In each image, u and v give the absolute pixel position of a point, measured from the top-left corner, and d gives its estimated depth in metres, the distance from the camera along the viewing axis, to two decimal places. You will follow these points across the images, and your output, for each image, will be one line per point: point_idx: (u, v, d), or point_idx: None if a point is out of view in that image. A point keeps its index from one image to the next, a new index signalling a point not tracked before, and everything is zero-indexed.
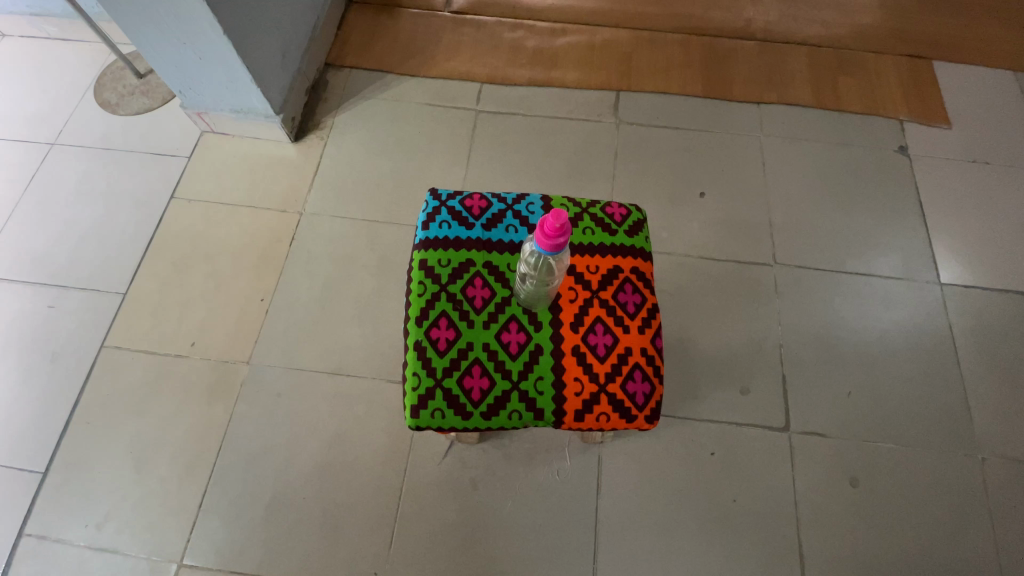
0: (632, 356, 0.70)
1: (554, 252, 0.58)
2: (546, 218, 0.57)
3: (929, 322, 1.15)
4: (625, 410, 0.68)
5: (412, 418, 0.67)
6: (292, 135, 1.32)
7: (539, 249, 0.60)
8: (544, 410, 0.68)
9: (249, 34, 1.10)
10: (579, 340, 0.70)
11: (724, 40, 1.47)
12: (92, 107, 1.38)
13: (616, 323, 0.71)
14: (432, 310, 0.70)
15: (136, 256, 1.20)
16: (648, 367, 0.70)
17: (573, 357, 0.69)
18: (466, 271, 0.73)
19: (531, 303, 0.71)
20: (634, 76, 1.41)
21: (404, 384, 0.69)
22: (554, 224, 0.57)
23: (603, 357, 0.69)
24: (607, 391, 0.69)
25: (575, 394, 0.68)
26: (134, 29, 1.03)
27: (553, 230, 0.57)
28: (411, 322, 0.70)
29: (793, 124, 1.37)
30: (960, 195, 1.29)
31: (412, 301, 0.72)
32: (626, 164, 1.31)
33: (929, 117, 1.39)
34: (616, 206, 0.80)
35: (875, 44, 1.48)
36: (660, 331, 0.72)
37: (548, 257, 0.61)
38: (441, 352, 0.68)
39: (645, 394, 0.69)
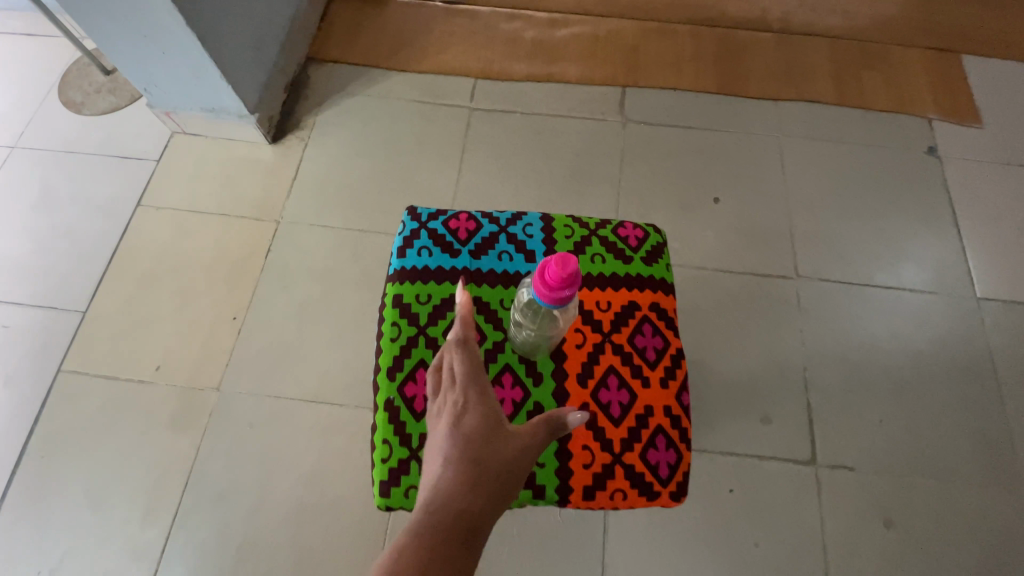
0: (654, 417, 0.63)
1: (557, 306, 0.50)
2: (547, 262, 0.49)
3: (967, 341, 1.05)
4: (647, 485, 0.61)
5: (382, 498, 0.60)
6: (269, 136, 1.21)
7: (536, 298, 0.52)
8: (546, 487, 0.60)
9: (218, 25, 0.99)
10: (589, 397, 0.63)
11: (738, 32, 1.36)
12: (56, 107, 1.27)
13: (633, 376, 0.64)
14: (408, 360, 0.63)
15: (99, 272, 1.10)
16: (672, 431, 0.63)
17: (582, 419, 0.62)
18: (449, 311, 0.65)
19: (529, 353, 0.63)
20: (641, 71, 1.31)
21: (373, 453, 0.62)
22: (560, 272, 0.48)
23: (618, 419, 0.62)
24: (623, 461, 0.61)
25: (584, 465, 0.61)
26: (82, 20, 0.92)
27: (559, 276, 0.49)
28: (383, 374, 0.63)
29: (813, 123, 1.26)
30: (994, 200, 1.19)
31: (385, 347, 0.64)
32: (633, 167, 1.20)
33: (959, 115, 1.28)
34: (632, 228, 0.72)
35: (899, 36, 1.37)
36: (686, 385, 0.65)
37: (553, 308, 0.53)
38: (418, 415, 0.61)
39: (669, 465, 0.62)
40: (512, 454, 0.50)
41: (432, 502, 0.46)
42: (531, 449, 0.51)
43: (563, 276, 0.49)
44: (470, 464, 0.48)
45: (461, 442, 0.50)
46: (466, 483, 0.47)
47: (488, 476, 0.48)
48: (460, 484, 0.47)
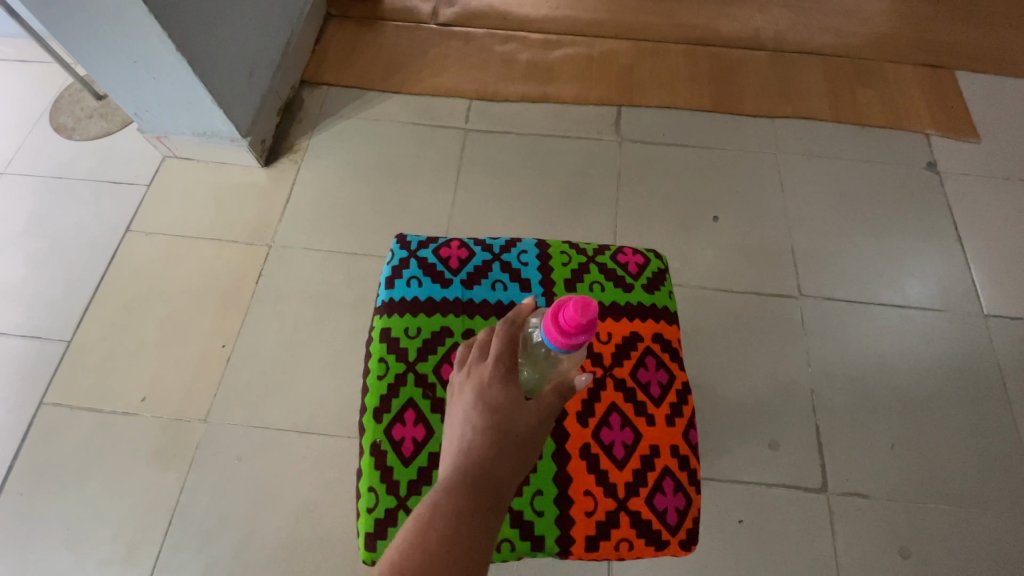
0: (660, 459, 0.60)
1: (562, 351, 0.47)
2: (566, 302, 0.46)
3: (977, 359, 1.02)
4: (654, 534, 0.58)
5: (367, 553, 0.56)
6: (261, 159, 1.20)
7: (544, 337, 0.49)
8: (545, 538, 0.57)
9: (209, 50, 0.99)
10: (590, 437, 0.60)
11: (732, 51, 1.37)
12: (46, 133, 1.26)
13: (637, 413, 0.62)
14: (397, 399, 0.61)
15: (85, 299, 1.07)
16: (680, 473, 0.60)
17: (584, 462, 0.59)
18: (440, 345, 0.63)
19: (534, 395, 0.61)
20: (636, 90, 1.30)
21: (359, 502, 0.58)
22: (579, 318, 0.45)
23: (622, 462, 0.60)
24: (628, 508, 0.58)
25: (586, 513, 0.58)
26: (72, 47, 0.91)
27: (578, 321, 0.45)
28: (369, 415, 0.61)
29: (811, 139, 1.25)
30: (997, 215, 1.18)
31: (372, 385, 0.62)
32: (631, 187, 1.19)
33: (957, 129, 1.28)
34: (631, 254, 0.71)
35: (893, 53, 1.38)
36: (693, 422, 0.62)
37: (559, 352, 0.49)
38: (407, 459, 0.59)
39: (678, 511, 0.59)
40: (539, 423, 0.51)
41: (460, 468, 0.47)
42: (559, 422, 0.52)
43: (582, 322, 0.45)
44: (497, 431, 0.49)
45: (489, 411, 0.50)
46: (490, 453, 0.48)
47: (514, 446, 0.49)
48: (486, 450, 0.48)
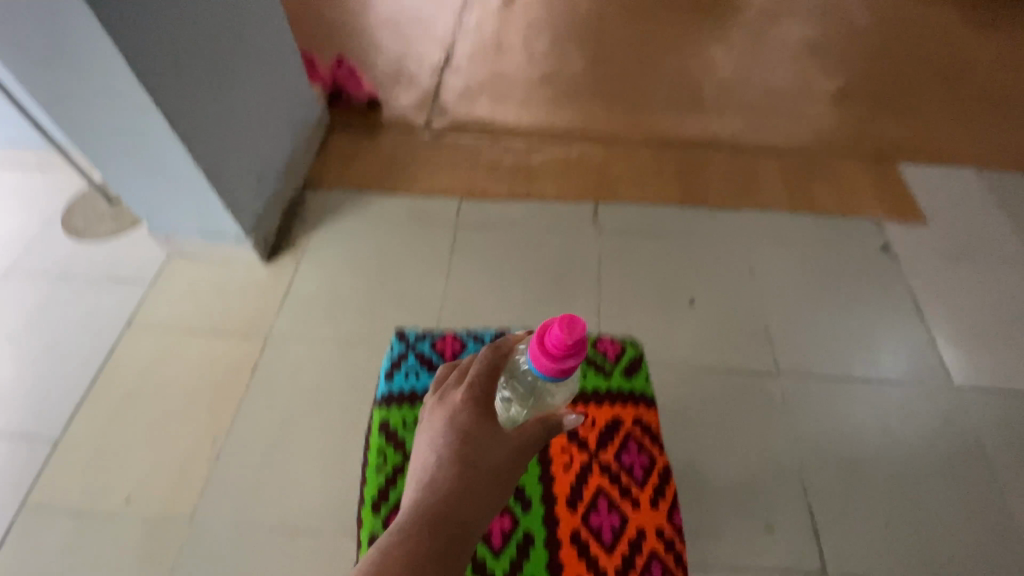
0: (647, 544, 0.61)
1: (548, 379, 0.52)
2: (549, 330, 0.51)
3: (956, 431, 1.06)
4: None
5: None
6: (263, 255, 1.26)
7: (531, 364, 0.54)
8: None
9: (222, 162, 1.09)
10: (578, 523, 0.63)
11: (694, 151, 1.53)
12: (57, 235, 1.33)
13: (622, 497, 0.64)
14: (394, 493, 0.63)
15: (78, 396, 1.07)
16: (667, 558, 0.61)
17: (573, 550, 0.61)
18: None
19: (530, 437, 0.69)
20: (612, 186, 1.43)
21: None
22: (564, 338, 0.50)
23: (610, 547, 0.61)
24: None
25: None
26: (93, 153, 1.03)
27: (563, 346, 0.50)
28: (367, 510, 0.62)
29: (775, 227, 1.37)
30: (953, 291, 1.27)
31: (370, 478, 0.64)
32: (612, 273, 1.27)
33: (904, 214, 1.41)
34: (610, 341, 0.76)
35: (838, 150, 1.55)
36: (676, 504, 0.64)
37: (550, 379, 0.53)
38: None
39: None
40: (505, 455, 0.56)
41: (428, 485, 0.54)
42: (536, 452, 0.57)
43: (566, 348, 0.50)
44: (465, 458, 0.56)
45: (459, 437, 0.57)
46: (455, 478, 0.55)
47: (479, 474, 0.55)
48: (452, 473, 0.55)
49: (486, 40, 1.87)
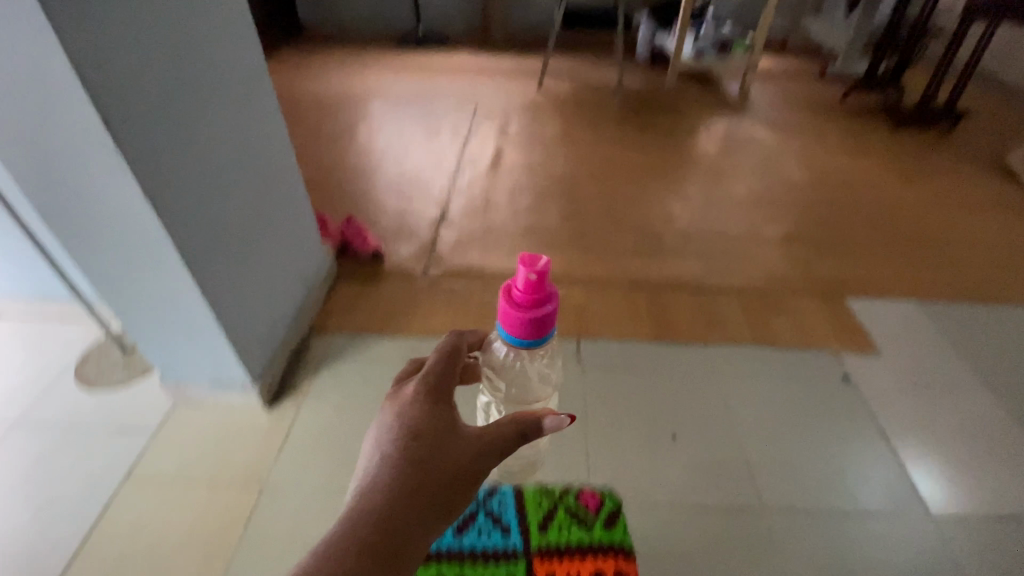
0: None
1: (517, 339, 0.71)
2: (514, 287, 0.70)
3: (938, 568, 1.09)
4: None
5: None
6: (266, 401, 1.33)
7: (501, 329, 0.73)
8: None
9: (237, 317, 1.22)
10: None
11: (662, 292, 1.71)
12: (68, 386, 1.39)
13: None
14: None
15: (67, 557, 1.08)
16: None
17: None
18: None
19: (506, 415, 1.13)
20: (591, 325, 1.57)
21: None
22: (526, 270, 0.69)
23: None
24: None
25: None
26: (126, 308, 1.17)
27: (526, 299, 0.70)
28: None
29: (742, 360, 1.49)
30: (913, 417, 1.36)
31: None
32: (597, 408, 1.35)
33: (857, 345, 1.55)
34: (590, 496, 1.15)
35: (790, 288, 1.75)
36: None
37: (528, 320, 0.70)
38: None
39: None
40: (452, 451, 0.71)
41: (383, 470, 0.69)
42: (476, 450, 0.71)
43: (526, 298, 0.70)
44: (415, 450, 0.70)
45: (410, 434, 0.71)
46: (406, 466, 0.69)
47: (428, 465, 0.70)
48: (404, 462, 0.69)
49: (476, 198, 2.16)
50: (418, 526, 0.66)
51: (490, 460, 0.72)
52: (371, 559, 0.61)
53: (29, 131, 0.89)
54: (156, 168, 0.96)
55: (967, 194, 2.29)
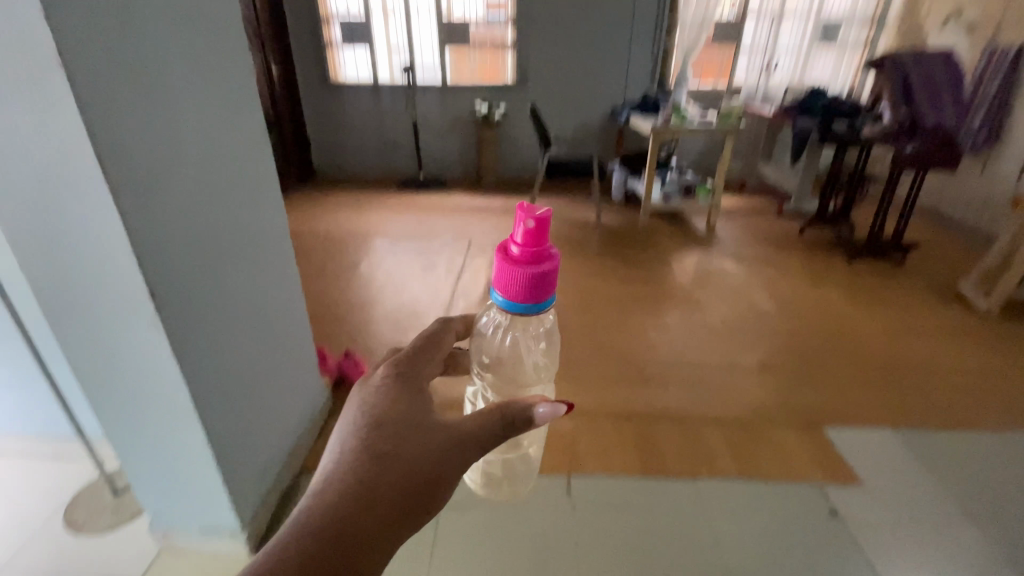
0: None
1: (517, 305, 0.61)
2: (514, 242, 0.60)
3: None
4: None
5: None
6: (252, 549, 1.31)
7: (495, 294, 0.63)
8: None
9: (235, 463, 1.25)
10: None
11: (649, 424, 1.77)
12: (55, 532, 1.37)
13: None
14: None
15: None
16: None
17: None
18: None
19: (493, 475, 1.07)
20: (580, 460, 1.61)
21: None
22: (526, 217, 0.60)
23: None
24: None
25: None
26: (130, 454, 1.21)
27: (525, 252, 0.60)
28: None
29: (730, 496, 1.51)
30: (905, 558, 1.36)
31: None
32: (588, 552, 1.34)
33: (840, 478, 1.58)
34: None
35: (770, 418, 1.82)
36: None
37: (528, 280, 0.60)
38: None
39: None
40: (421, 448, 0.70)
41: (346, 463, 0.68)
42: (446, 446, 0.70)
43: (529, 254, 0.60)
44: (380, 445, 0.69)
45: (377, 427, 0.71)
46: (368, 461, 0.68)
47: (392, 462, 0.69)
48: (367, 456, 0.68)
49: None
50: (382, 524, 0.66)
51: (465, 450, 0.69)
52: (327, 552, 0.62)
53: (84, 304, 0.98)
54: (187, 333, 1.05)
55: (926, 323, 2.47)
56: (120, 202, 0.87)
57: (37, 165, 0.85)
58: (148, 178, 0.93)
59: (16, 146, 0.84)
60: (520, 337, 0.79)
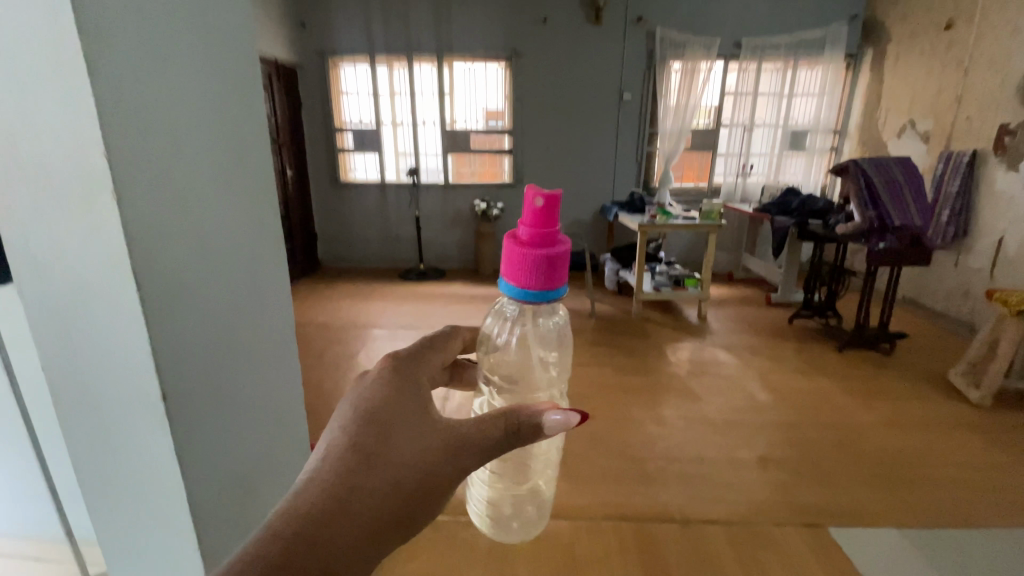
0: None
1: (528, 291, 0.61)
2: (520, 229, 0.62)
3: None
4: None
5: None
6: None
7: (505, 285, 0.63)
8: None
9: None
10: None
11: (648, 524, 1.73)
12: None
13: None
14: None
15: None
16: None
17: None
18: None
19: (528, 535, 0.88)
20: (578, 565, 1.56)
21: None
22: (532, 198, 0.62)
23: None
24: None
25: None
26: None
27: (533, 231, 0.62)
28: None
29: None
30: None
31: None
32: None
33: None
34: None
35: (773, 516, 1.78)
36: None
37: (537, 258, 0.61)
38: None
39: None
40: (412, 452, 0.60)
41: (323, 462, 0.58)
42: (441, 452, 0.61)
43: (537, 240, 0.62)
44: (364, 443, 0.59)
45: (361, 421, 0.60)
46: (348, 462, 0.58)
47: (377, 465, 0.58)
48: (348, 455, 0.58)
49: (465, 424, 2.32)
50: (357, 539, 0.56)
51: (462, 459, 0.61)
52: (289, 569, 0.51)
53: None
54: (208, 451, 0.85)
55: (921, 414, 2.48)
56: (146, 308, 0.71)
57: (53, 279, 0.71)
58: (172, 284, 0.76)
59: (34, 261, 0.71)
60: (531, 333, 0.76)
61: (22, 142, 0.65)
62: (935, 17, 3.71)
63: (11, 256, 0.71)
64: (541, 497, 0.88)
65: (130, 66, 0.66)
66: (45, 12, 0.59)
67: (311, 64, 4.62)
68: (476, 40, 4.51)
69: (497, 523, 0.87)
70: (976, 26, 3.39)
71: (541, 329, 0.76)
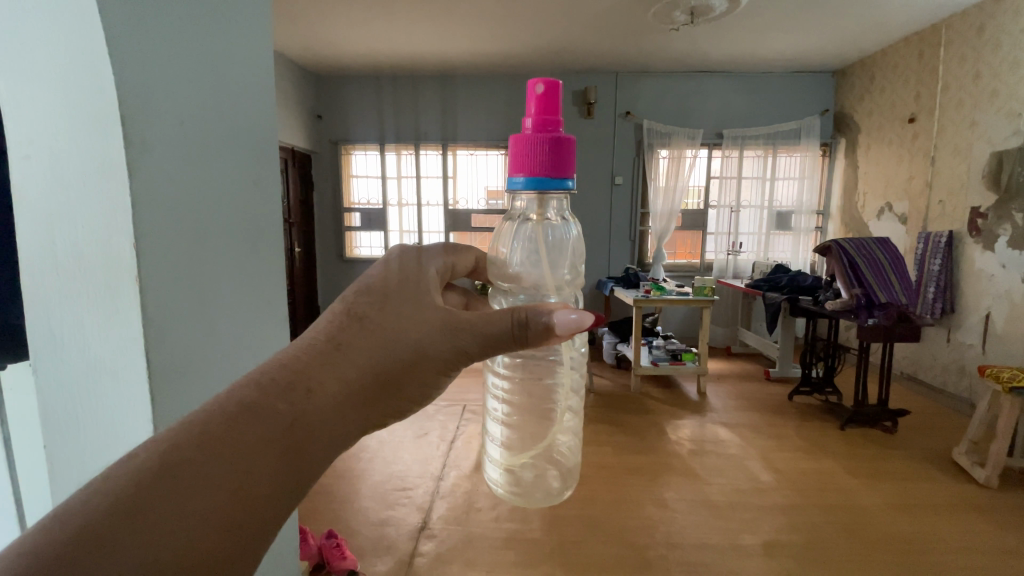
0: None
1: (538, 177, 0.68)
2: (524, 123, 0.70)
3: None
4: None
5: None
6: None
7: (516, 178, 0.71)
8: None
9: None
10: None
11: None
12: None
13: None
14: None
15: None
16: None
17: None
18: None
19: (552, 502, 0.85)
20: None
21: None
22: (539, 90, 0.70)
23: None
24: None
25: None
26: None
27: (541, 117, 0.70)
28: None
29: None
30: None
31: None
32: None
33: None
34: None
35: None
36: None
37: (547, 141, 0.69)
38: None
39: None
40: (407, 327, 0.62)
41: (323, 326, 0.61)
42: (437, 332, 0.62)
43: (541, 131, 0.69)
44: (361, 312, 0.61)
45: (361, 292, 0.63)
46: (345, 326, 0.61)
47: (370, 333, 0.61)
48: (344, 322, 0.61)
49: (459, 503, 2.28)
50: (341, 400, 0.58)
51: (459, 340, 0.62)
52: (267, 410, 0.53)
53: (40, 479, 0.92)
54: None
55: (928, 494, 2.43)
56: (151, 377, 0.75)
57: (63, 350, 0.75)
58: (178, 359, 0.80)
59: (46, 335, 0.75)
60: (543, 239, 0.88)
61: (63, 232, 0.72)
62: (898, 112, 4.06)
63: (32, 332, 0.75)
64: (558, 458, 0.93)
65: (168, 178, 0.77)
66: (96, 124, 0.69)
67: (324, 150, 4.96)
68: (478, 130, 4.88)
69: (521, 492, 0.88)
70: (935, 120, 3.70)
71: (553, 235, 0.89)
